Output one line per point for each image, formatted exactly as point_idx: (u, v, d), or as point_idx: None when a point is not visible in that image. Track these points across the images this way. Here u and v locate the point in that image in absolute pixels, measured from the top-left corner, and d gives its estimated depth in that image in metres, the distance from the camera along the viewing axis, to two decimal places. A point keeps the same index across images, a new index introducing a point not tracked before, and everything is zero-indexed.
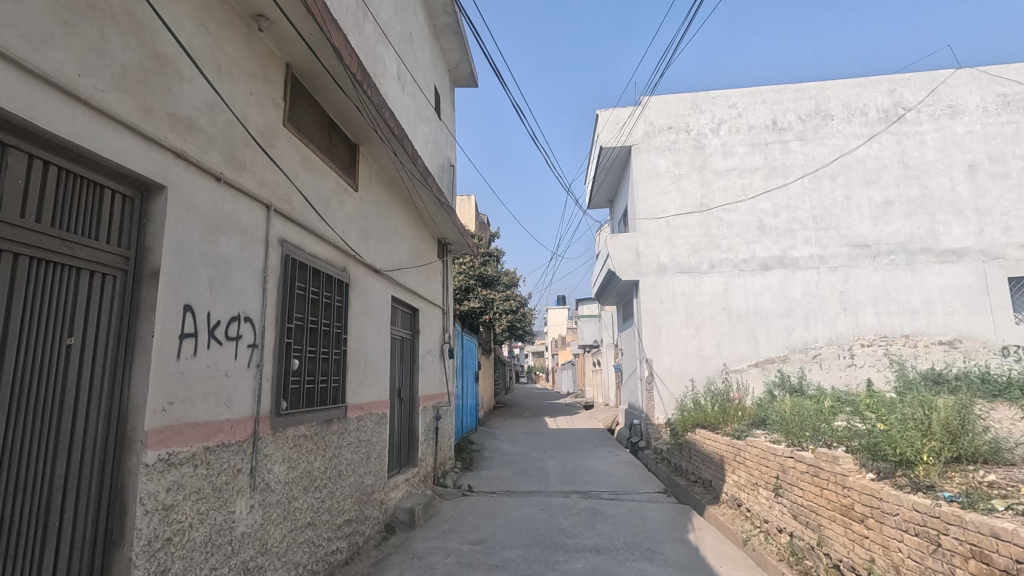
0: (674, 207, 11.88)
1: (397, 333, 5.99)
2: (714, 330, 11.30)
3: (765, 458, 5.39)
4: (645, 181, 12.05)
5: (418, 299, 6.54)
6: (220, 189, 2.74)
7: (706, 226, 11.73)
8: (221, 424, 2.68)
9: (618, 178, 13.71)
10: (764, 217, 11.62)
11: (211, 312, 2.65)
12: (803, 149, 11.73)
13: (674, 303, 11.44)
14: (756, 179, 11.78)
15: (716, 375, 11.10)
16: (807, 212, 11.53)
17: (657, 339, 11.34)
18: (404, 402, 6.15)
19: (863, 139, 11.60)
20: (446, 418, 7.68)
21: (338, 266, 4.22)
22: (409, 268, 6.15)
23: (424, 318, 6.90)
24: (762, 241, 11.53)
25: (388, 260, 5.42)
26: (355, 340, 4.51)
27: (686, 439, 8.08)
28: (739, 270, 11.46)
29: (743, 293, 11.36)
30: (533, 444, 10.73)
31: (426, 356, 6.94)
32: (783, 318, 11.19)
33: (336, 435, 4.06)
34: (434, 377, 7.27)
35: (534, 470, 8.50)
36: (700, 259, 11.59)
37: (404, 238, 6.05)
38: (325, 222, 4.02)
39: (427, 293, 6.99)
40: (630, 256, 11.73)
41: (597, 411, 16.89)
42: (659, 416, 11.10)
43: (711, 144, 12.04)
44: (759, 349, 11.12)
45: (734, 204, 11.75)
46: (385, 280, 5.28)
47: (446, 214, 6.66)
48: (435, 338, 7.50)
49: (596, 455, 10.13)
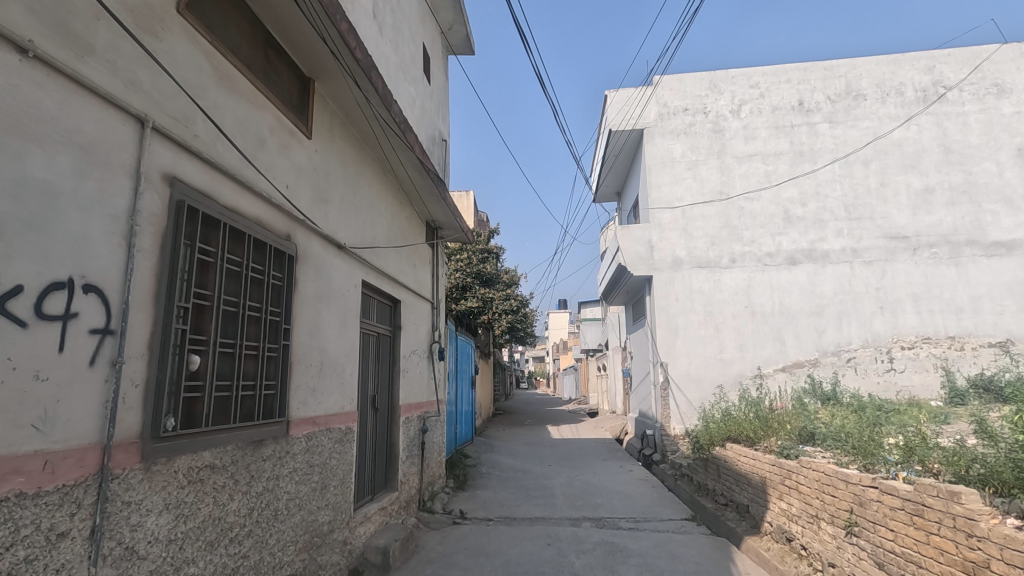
0: (690, 195, 10.79)
1: (371, 327, 4.89)
2: (736, 330, 10.21)
3: (831, 486, 4.27)
4: (658, 168, 10.98)
5: (398, 289, 5.46)
6: (29, 69, 1.66)
7: (727, 216, 10.66)
8: (21, 459, 1.59)
9: (627, 166, 12.64)
10: (791, 206, 10.54)
11: (3, 269, 1.57)
12: (833, 132, 10.68)
13: (692, 301, 10.35)
14: (782, 164, 10.70)
15: (739, 381, 10.01)
16: (837, 200, 10.45)
17: (672, 341, 10.24)
18: (381, 413, 5.07)
19: (900, 121, 10.53)
20: (435, 430, 6.57)
21: (276, 232, 3.12)
22: (387, 249, 5.07)
23: (408, 311, 5.81)
24: (788, 232, 10.45)
25: (357, 236, 4.34)
26: (305, 334, 3.42)
27: (716, 456, 6.93)
28: (763, 264, 10.39)
29: (768, 289, 10.28)
30: (535, 458, 9.61)
31: (410, 357, 5.86)
32: (813, 317, 10.10)
33: (270, 461, 2.95)
34: (421, 383, 6.17)
35: (537, 491, 7.38)
36: (720, 253, 10.52)
37: (381, 211, 4.95)
38: (256, 168, 2.93)
39: (412, 283, 5.92)
40: (643, 249, 10.63)
41: (603, 420, 15.76)
42: (676, 427, 9.97)
43: (731, 127, 10.98)
44: (786, 352, 10.04)
45: (757, 192, 10.67)
46: (352, 260, 4.21)
47: (434, 187, 5.57)
48: (423, 337, 6.41)
49: (607, 470, 9.02)
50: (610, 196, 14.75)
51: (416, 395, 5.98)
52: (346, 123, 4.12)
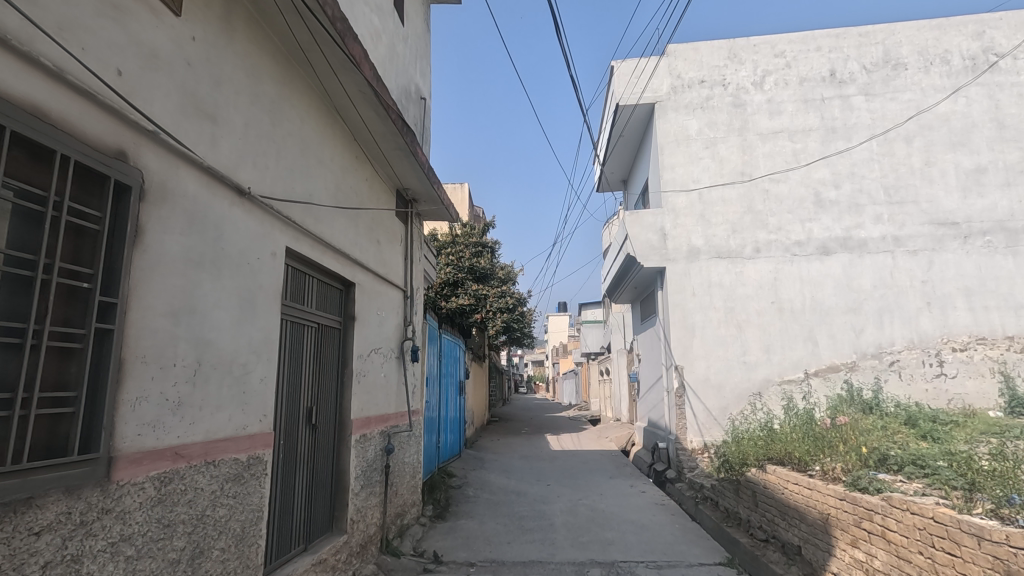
0: (707, 177, 9.56)
1: (307, 315, 3.63)
2: (761, 330, 8.97)
3: (948, 541, 3.05)
4: (671, 147, 9.74)
5: (351, 266, 4.19)
6: None
7: (749, 200, 9.43)
8: None
9: (635, 148, 11.40)
10: (822, 188, 9.30)
11: None
12: (869, 106, 9.44)
13: (710, 296, 9.12)
14: (812, 142, 9.46)
15: (765, 388, 8.77)
16: (875, 181, 9.21)
17: (688, 342, 9.00)
18: (322, 431, 3.79)
19: (946, 93, 9.31)
20: (405, 448, 5.31)
21: (93, 143, 1.88)
22: (330, 211, 3.81)
23: (368, 297, 4.55)
24: (820, 218, 9.21)
25: (275, 184, 3.08)
26: (164, 315, 2.18)
27: (754, 481, 5.62)
28: (791, 254, 9.14)
29: (797, 283, 9.03)
30: (531, 476, 8.35)
31: (371, 357, 4.59)
32: (849, 314, 8.84)
33: (58, 536, 1.68)
34: (385, 390, 4.88)
35: (533, 520, 6.12)
36: (743, 242, 9.29)
37: (322, 159, 3.70)
38: (37, 20, 1.68)
39: (372, 261, 4.65)
40: (655, 238, 9.39)
41: (608, 428, 14.49)
42: (693, 440, 8.72)
43: (754, 101, 9.74)
44: (819, 354, 8.78)
45: (783, 173, 9.43)
46: (265, 217, 2.95)
47: (399, 136, 4.31)
48: (390, 332, 5.13)
49: (615, 490, 7.75)
50: (615, 184, 13.51)
51: (379, 405, 4.70)
52: (255, 16, 2.86)
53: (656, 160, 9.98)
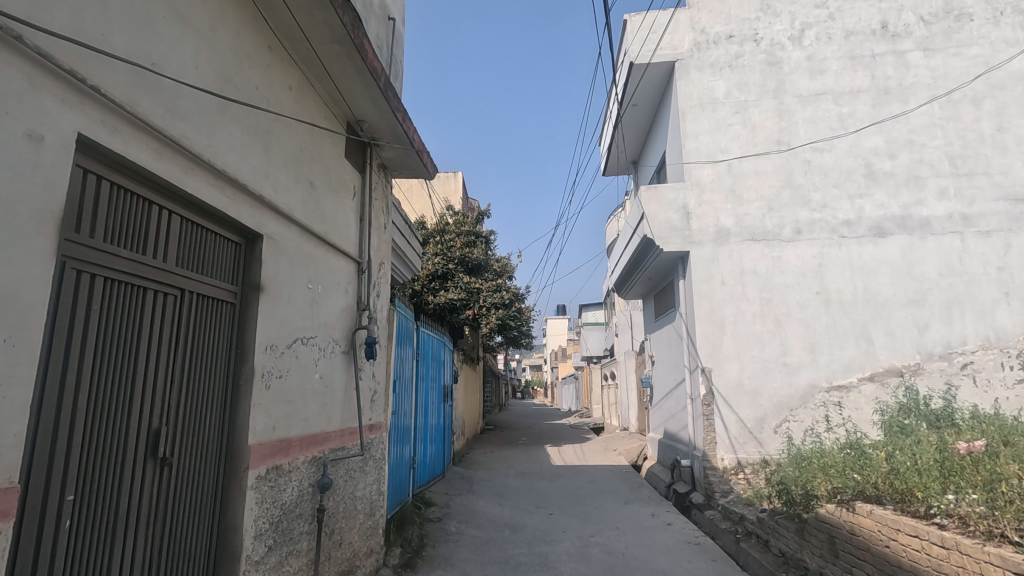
0: (737, 146, 8.14)
1: (156, 272, 2.15)
2: (804, 325, 7.52)
3: None
4: (695, 112, 8.29)
5: (255, 208, 2.72)
6: None
7: (788, 171, 7.99)
8: None
9: (650, 118, 9.97)
10: (874, 158, 7.86)
11: None
12: (929, 63, 8.04)
13: (742, 285, 7.69)
14: (861, 104, 8.03)
15: (810, 396, 7.33)
16: (938, 150, 7.78)
17: (718, 340, 7.56)
18: (186, 470, 2.29)
19: (1019, 47, 7.94)
20: (353, 478, 3.82)
21: None
22: (203, 107, 2.34)
23: (290, 260, 3.07)
24: (873, 193, 7.77)
25: (44, 6, 1.62)
26: None
27: (832, 522, 4.09)
28: (839, 236, 7.70)
29: (847, 269, 7.59)
30: (530, 501, 6.87)
31: (295, 350, 3.09)
32: (910, 308, 7.40)
33: None
34: (320, 400, 3.39)
35: (534, 569, 4.64)
36: (781, 221, 7.86)
37: (186, 15, 2.24)
38: None
39: (298, 208, 3.17)
40: (676, 218, 7.95)
41: (615, 439, 13.04)
42: (724, 457, 7.26)
43: (791, 58, 8.31)
44: (875, 355, 7.32)
45: (828, 141, 8.00)
46: (5, 55, 1.49)
47: (335, 13, 2.85)
48: (333, 316, 3.64)
49: (634, 521, 6.27)
50: (625, 165, 12.07)
51: (307, 422, 3.21)
52: None
53: (676, 128, 8.54)
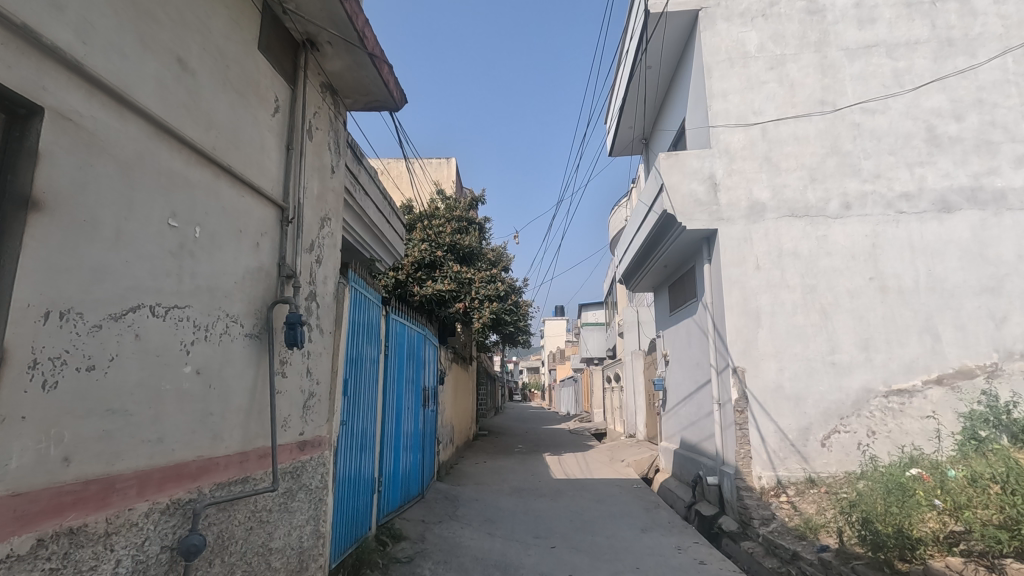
0: (773, 107, 6.92)
1: None
2: (856, 317, 6.29)
3: None
4: (723, 68, 7.05)
5: (15, 53, 1.46)
6: None
7: (834, 136, 6.76)
8: None
9: (666, 82, 8.71)
10: (936, 120, 6.65)
11: None
12: (999, 10, 6.84)
13: (780, 269, 6.48)
14: (920, 57, 6.81)
15: (864, 402, 6.09)
16: (1013, 110, 6.58)
17: (751, 334, 6.34)
18: None
19: None
20: (262, 523, 2.55)
21: None
22: None
23: (125, 170, 1.81)
24: (937, 161, 6.55)
25: None
26: None
27: None
28: (897, 212, 6.47)
29: (906, 251, 6.36)
30: (528, 530, 5.60)
31: (133, 326, 1.83)
32: (984, 297, 6.19)
33: None
34: (195, 408, 2.13)
35: None
36: (826, 194, 6.63)
37: None
38: None
39: (144, 90, 1.90)
40: (701, 190, 6.72)
41: (621, 447, 11.77)
42: (761, 476, 6.01)
43: (836, 6, 7.09)
44: (942, 353, 6.10)
45: (880, 101, 6.77)
46: None
47: None
48: (228, 280, 2.37)
49: (659, 558, 5.01)
50: (635, 142, 10.84)
51: (160, 446, 1.94)
52: None
53: (699, 88, 7.31)
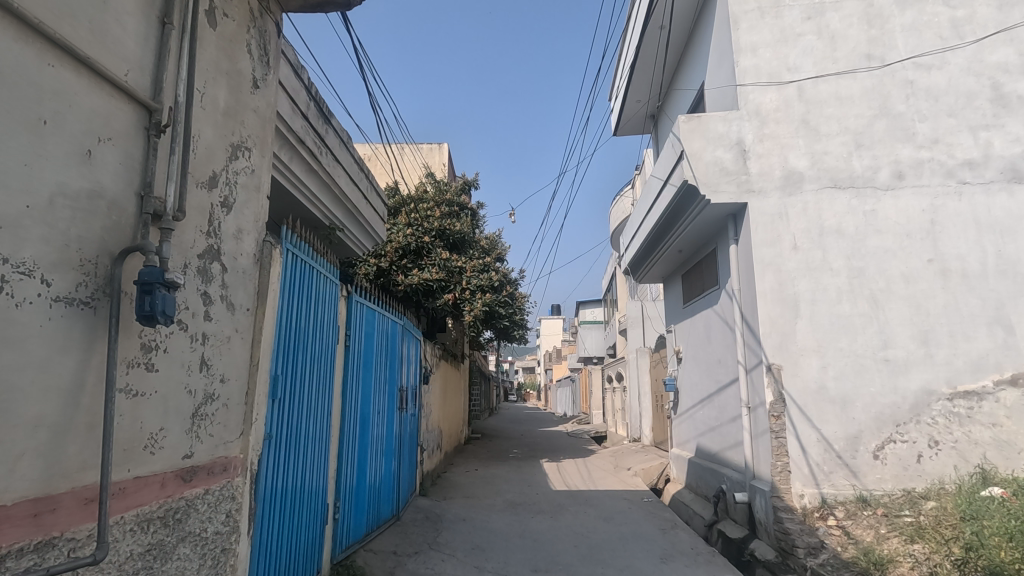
0: (812, 62, 5.94)
1: None
2: (913, 306, 5.32)
3: None
4: (752, 18, 6.06)
5: None
6: None
7: (883, 96, 5.79)
8: None
9: (682, 43, 7.73)
10: (1002, 76, 5.70)
11: None
12: None
13: (822, 249, 5.50)
14: (982, 5, 5.85)
15: (924, 406, 5.13)
16: None
17: (789, 326, 5.36)
18: None
19: None
20: None
21: None
22: None
23: None
24: (1005, 124, 5.60)
25: None
26: None
27: None
28: (958, 182, 5.51)
29: (972, 228, 5.40)
30: (523, 562, 4.58)
31: None
32: None
33: None
34: None
35: None
36: (874, 162, 5.66)
37: None
38: None
39: None
40: (728, 158, 5.73)
41: (626, 452, 10.79)
42: (803, 495, 5.01)
43: None
44: (1016, 348, 5.16)
45: (937, 55, 5.80)
46: None
47: None
48: (8, 202, 1.36)
49: None
50: (643, 118, 9.87)
51: None
52: None
53: (723, 42, 6.33)
